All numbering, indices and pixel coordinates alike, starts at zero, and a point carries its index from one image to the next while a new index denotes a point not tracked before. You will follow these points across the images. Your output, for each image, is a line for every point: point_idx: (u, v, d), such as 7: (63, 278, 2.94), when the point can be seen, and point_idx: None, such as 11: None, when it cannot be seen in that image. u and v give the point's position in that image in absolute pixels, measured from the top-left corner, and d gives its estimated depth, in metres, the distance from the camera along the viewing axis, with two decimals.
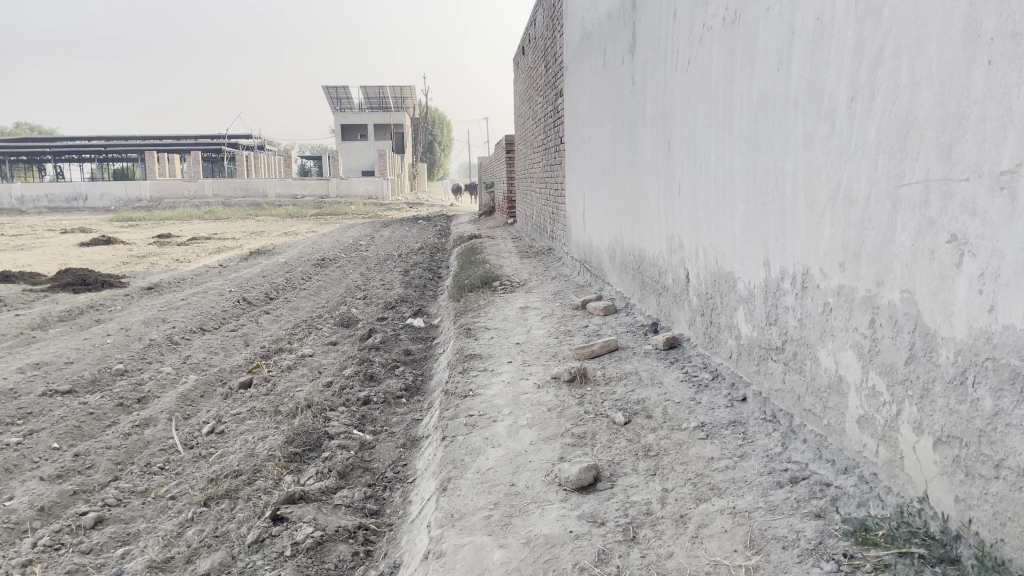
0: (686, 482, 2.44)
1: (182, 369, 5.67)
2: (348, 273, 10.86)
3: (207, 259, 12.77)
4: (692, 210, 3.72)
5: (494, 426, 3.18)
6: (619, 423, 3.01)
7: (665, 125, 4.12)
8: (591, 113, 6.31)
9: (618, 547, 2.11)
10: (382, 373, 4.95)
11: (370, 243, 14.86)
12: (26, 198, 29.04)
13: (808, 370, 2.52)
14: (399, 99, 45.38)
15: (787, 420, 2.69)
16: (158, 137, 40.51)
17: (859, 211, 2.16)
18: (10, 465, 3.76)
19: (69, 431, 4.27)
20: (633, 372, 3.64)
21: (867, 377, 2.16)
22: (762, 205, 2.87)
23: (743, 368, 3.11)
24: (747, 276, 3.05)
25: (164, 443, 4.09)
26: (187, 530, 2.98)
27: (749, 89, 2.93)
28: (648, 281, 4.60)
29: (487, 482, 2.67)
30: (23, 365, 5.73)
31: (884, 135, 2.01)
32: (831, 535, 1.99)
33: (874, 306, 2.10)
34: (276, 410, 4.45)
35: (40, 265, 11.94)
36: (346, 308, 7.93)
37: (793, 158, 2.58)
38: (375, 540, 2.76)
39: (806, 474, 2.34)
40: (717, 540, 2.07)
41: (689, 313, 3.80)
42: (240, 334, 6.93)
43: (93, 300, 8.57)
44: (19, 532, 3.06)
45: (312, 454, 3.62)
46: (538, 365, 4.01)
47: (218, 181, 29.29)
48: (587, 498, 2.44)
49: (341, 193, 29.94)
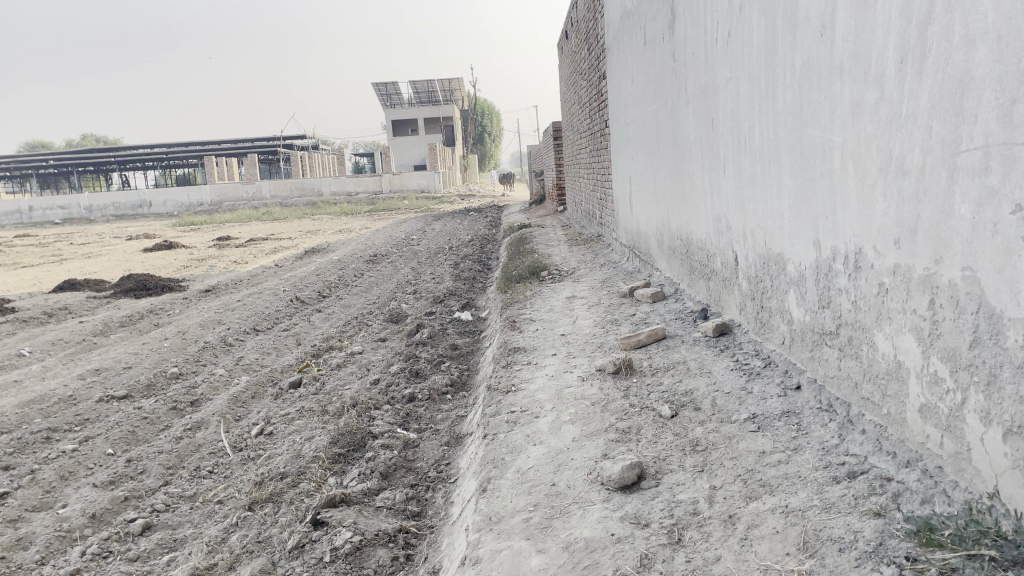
0: (735, 479, 2.31)
1: (234, 370, 5.73)
2: (399, 268, 10.86)
3: (263, 259, 12.97)
4: (738, 190, 3.55)
5: (536, 422, 3.08)
6: (665, 417, 2.88)
7: (707, 101, 3.95)
8: (634, 94, 6.13)
9: (662, 551, 2.00)
10: (428, 369, 4.90)
11: (422, 237, 14.84)
12: (94, 207, 29.91)
13: (864, 356, 2.36)
14: (447, 92, 45.42)
15: (844, 410, 2.52)
16: (217, 142, 41.45)
17: (913, 183, 1.99)
18: (66, 472, 3.83)
19: (123, 436, 4.33)
20: (681, 361, 3.50)
21: (928, 363, 1.99)
22: (811, 180, 2.70)
23: (797, 354, 2.94)
24: (796, 257, 2.89)
25: (214, 446, 4.11)
26: (232, 535, 2.96)
27: (792, 58, 2.76)
28: (696, 265, 4.45)
29: (527, 482, 2.57)
30: (83, 371, 5.87)
31: (937, 99, 1.85)
32: (892, 535, 1.83)
33: (933, 285, 1.93)
34: (323, 410, 4.44)
35: (104, 273, 12.22)
36: (395, 303, 7.91)
37: (840, 129, 2.41)
38: (416, 543, 2.70)
39: (865, 468, 2.18)
40: (768, 542, 1.93)
41: (739, 298, 3.64)
42: (291, 333, 6.98)
43: (154, 305, 8.77)
44: (70, 540, 3.11)
45: (356, 454, 3.58)
46: (583, 357, 3.89)
47: (274, 182, 29.76)
48: (631, 498, 2.33)
49: (393, 188, 30.15)
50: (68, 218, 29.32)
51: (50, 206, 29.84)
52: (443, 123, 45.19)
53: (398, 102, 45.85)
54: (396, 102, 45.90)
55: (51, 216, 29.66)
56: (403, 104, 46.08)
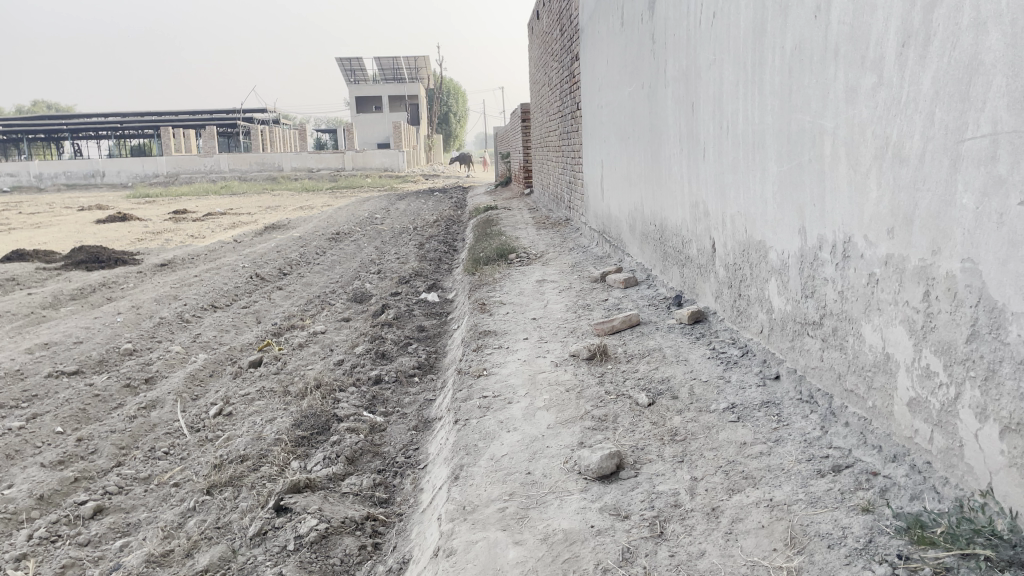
0: (717, 470, 2.25)
1: (192, 348, 5.54)
2: (362, 247, 10.68)
3: (222, 234, 12.65)
4: (718, 174, 3.48)
5: (509, 408, 3.00)
6: (642, 404, 2.82)
7: (688, 84, 3.87)
8: (609, 75, 6.03)
9: (644, 545, 1.93)
10: (394, 351, 4.78)
11: (385, 216, 14.61)
12: (45, 175, 28.94)
13: (850, 347, 2.32)
14: (413, 70, 44.83)
15: (825, 401, 2.49)
16: (175, 113, 40.39)
17: (911, 171, 1.93)
18: (11, 451, 3.65)
19: (73, 414, 4.15)
20: (657, 348, 3.44)
21: (919, 356, 1.95)
22: (797, 166, 2.64)
23: (776, 343, 2.90)
24: (779, 245, 2.84)
25: (170, 426, 3.96)
26: (188, 521, 2.83)
27: (782, 41, 2.69)
28: (670, 251, 4.39)
29: (502, 470, 2.49)
30: (32, 345, 5.63)
31: (941, 83, 1.79)
32: (881, 531, 1.79)
33: (928, 277, 1.89)
34: (285, 390, 4.30)
35: (55, 244, 11.81)
36: (359, 283, 7.75)
37: (832, 114, 2.35)
38: (384, 531, 2.60)
39: (850, 462, 2.14)
40: (754, 537, 1.88)
41: (716, 285, 3.59)
42: (252, 311, 6.79)
43: (107, 278, 8.49)
44: (16, 522, 2.95)
45: (320, 437, 3.46)
46: (556, 342, 3.81)
47: (234, 156, 29.09)
48: (610, 489, 2.26)
49: (357, 166, 29.70)
50: (17, 185, 28.34)
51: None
52: (408, 101, 44.62)
53: (362, 79, 45.11)
54: (361, 79, 45.13)
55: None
56: (368, 81, 45.37)
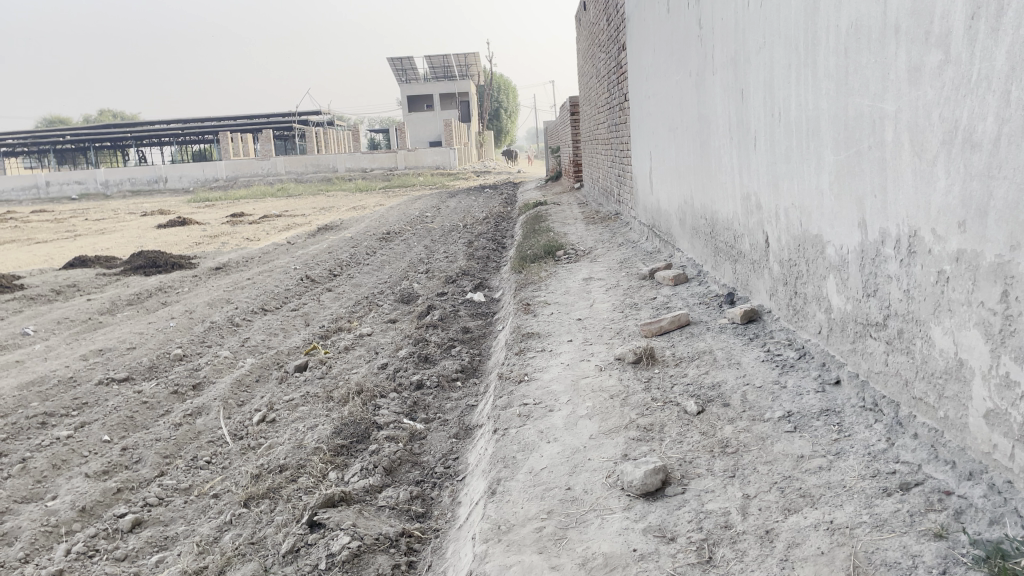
0: (772, 487, 2.08)
1: (240, 352, 5.54)
2: (412, 246, 10.64)
3: (276, 236, 12.76)
4: (770, 164, 3.28)
5: (550, 416, 2.86)
6: (690, 413, 2.65)
7: (737, 70, 3.66)
8: (656, 63, 5.82)
9: (691, 572, 1.78)
10: (437, 354, 4.68)
11: (437, 215, 14.55)
12: (111, 182, 29.73)
13: (917, 351, 2.12)
14: (463, 67, 44.81)
15: (891, 410, 2.29)
16: (233, 118, 41.16)
17: (984, 157, 1.73)
18: (58, 461, 3.66)
19: (120, 422, 4.15)
20: (708, 350, 3.26)
21: (997, 364, 1.75)
22: (855, 154, 2.44)
23: (836, 346, 2.70)
24: (837, 239, 2.64)
25: (214, 434, 3.93)
26: (224, 535, 2.78)
27: (837, 18, 2.48)
28: (722, 246, 4.20)
29: (540, 485, 2.36)
30: (86, 352, 5.69)
31: (1017, 58, 1.59)
32: (956, 562, 1.60)
33: (1006, 275, 1.69)
34: (328, 395, 4.24)
35: (117, 249, 12.05)
36: (407, 283, 7.68)
37: (892, 97, 2.15)
38: (419, 549, 2.49)
39: (920, 479, 1.94)
40: (812, 566, 1.70)
41: (770, 282, 3.39)
42: (300, 313, 6.79)
43: (163, 282, 8.60)
44: (56, 536, 2.93)
45: (360, 446, 3.37)
46: (601, 344, 3.66)
47: (289, 158, 29.48)
48: (654, 507, 2.11)
49: (409, 165, 29.78)
50: (85, 193, 29.15)
51: (66, 180, 29.50)
52: (459, 99, 44.62)
53: (413, 79, 45.23)
54: (412, 79, 45.26)
55: (67, 192, 29.42)
56: (419, 80, 45.50)
